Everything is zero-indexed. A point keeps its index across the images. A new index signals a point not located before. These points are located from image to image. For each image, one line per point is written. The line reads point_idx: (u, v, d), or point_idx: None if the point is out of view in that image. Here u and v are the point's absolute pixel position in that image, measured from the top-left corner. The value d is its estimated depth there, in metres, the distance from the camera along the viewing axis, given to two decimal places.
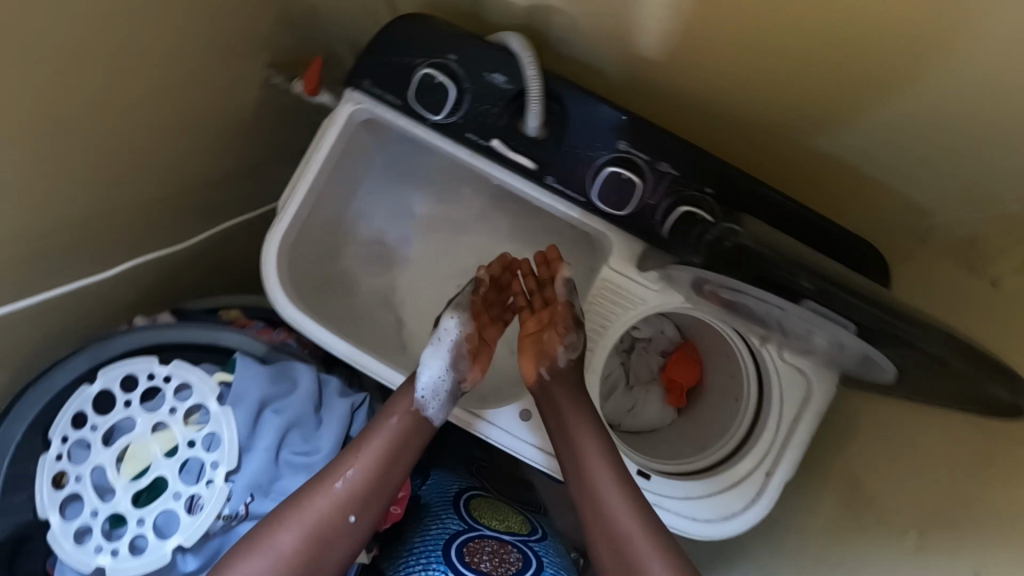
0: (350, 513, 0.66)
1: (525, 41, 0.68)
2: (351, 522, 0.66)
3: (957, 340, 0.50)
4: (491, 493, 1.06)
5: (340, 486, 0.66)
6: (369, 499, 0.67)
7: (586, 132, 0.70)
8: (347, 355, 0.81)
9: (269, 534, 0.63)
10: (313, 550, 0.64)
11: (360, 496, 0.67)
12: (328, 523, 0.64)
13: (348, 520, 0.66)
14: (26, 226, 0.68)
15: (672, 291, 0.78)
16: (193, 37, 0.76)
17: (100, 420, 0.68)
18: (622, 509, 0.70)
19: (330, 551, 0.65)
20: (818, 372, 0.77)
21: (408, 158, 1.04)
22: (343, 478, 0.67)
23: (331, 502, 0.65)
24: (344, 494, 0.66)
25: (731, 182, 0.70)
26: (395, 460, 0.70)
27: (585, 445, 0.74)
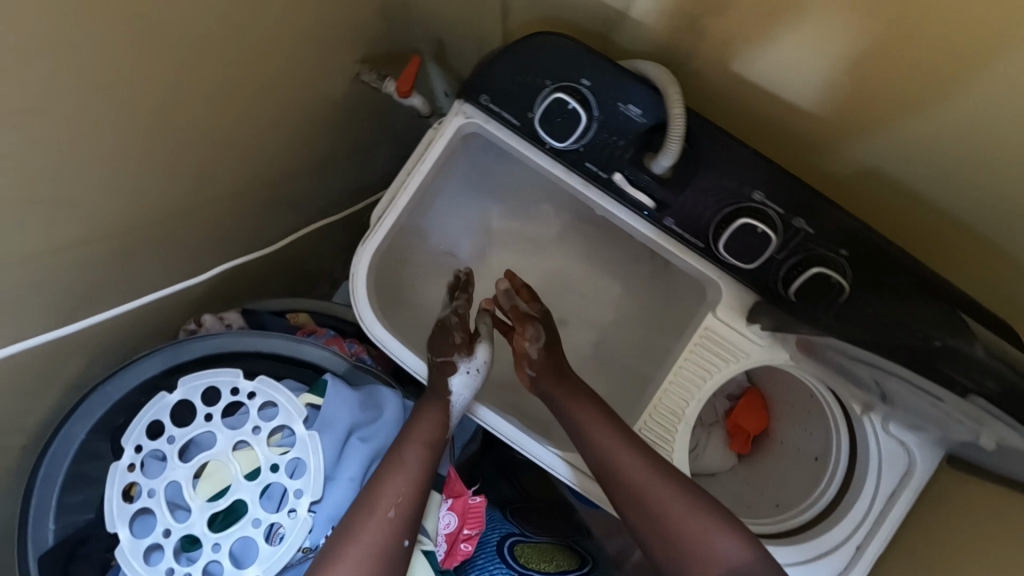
0: (404, 538, 0.61)
1: (672, 76, 0.63)
2: (405, 546, 0.61)
3: None
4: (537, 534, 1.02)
5: (392, 514, 0.61)
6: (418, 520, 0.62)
7: (720, 178, 0.66)
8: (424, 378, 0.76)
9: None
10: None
11: (413, 520, 0.62)
12: (384, 551, 0.59)
13: (404, 545, 0.61)
14: (120, 222, 0.63)
15: (781, 347, 0.73)
16: (300, 29, 0.71)
17: (178, 432, 0.64)
18: (674, 502, 0.65)
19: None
20: (923, 449, 0.74)
21: (495, 171, 0.96)
22: (394, 505, 0.61)
23: (383, 531, 0.60)
24: (397, 521, 0.61)
25: (876, 253, 0.64)
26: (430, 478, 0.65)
27: (615, 448, 0.69)
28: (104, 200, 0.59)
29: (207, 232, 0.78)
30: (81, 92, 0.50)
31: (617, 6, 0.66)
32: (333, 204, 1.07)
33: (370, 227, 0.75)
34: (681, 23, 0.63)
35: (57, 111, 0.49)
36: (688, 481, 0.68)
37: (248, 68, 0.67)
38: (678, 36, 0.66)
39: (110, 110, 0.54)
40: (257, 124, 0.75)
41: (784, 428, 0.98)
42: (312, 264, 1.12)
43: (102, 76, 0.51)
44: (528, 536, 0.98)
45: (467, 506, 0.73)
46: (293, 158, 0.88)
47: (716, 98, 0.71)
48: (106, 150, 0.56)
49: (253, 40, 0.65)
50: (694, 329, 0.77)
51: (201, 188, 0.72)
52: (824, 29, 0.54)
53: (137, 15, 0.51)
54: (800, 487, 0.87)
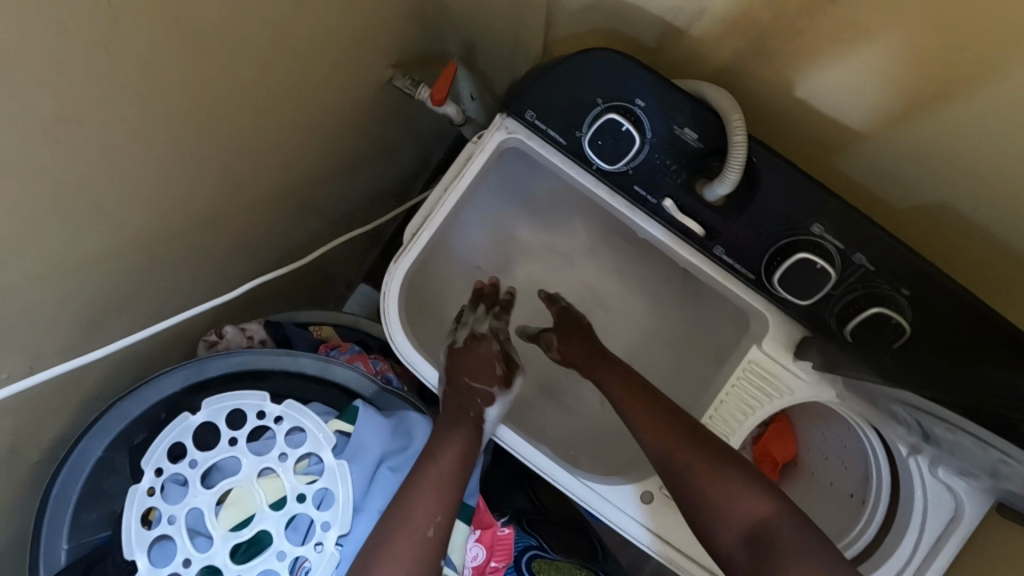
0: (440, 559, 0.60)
1: (732, 98, 0.59)
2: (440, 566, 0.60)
3: None
4: (555, 552, 1.01)
5: (431, 535, 0.60)
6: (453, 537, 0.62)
7: (779, 208, 0.63)
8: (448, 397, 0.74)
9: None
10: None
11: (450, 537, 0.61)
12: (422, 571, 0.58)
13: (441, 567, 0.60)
14: (145, 235, 0.60)
15: (827, 385, 0.70)
16: (335, 33, 0.67)
17: (200, 457, 0.61)
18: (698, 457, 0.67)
19: None
20: (971, 494, 0.70)
21: (529, 185, 0.92)
22: (434, 526, 0.60)
23: (421, 551, 0.59)
24: (435, 543, 0.60)
25: (939, 296, 0.60)
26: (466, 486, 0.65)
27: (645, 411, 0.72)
28: (135, 213, 0.56)
29: (232, 240, 0.75)
30: (119, 103, 0.47)
31: (675, 22, 0.63)
32: (355, 207, 1.04)
33: (403, 244, 0.72)
34: (745, 45, 0.60)
35: (93, 125, 0.46)
36: (714, 437, 0.69)
37: (283, 74, 0.64)
38: (738, 56, 0.62)
39: (146, 121, 0.50)
40: (288, 131, 0.72)
41: (816, 458, 0.94)
42: (330, 266, 1.09)
43: (140, 86, 0.48)
44: (547, 550, 0.98)
45: (495, 539, 0.71)
46: (320, 163, 0.85)
47: (770, 121, 0.68)
48: (139, 163, 0.53)
49: (291, 46, 0.62)
50: (737, 360, 0.74)
51: (230, 197, 0.69)
52: (906, 60, 0.50)
53: (180, 23, 0.47)
54: (833, 524, 0.84)
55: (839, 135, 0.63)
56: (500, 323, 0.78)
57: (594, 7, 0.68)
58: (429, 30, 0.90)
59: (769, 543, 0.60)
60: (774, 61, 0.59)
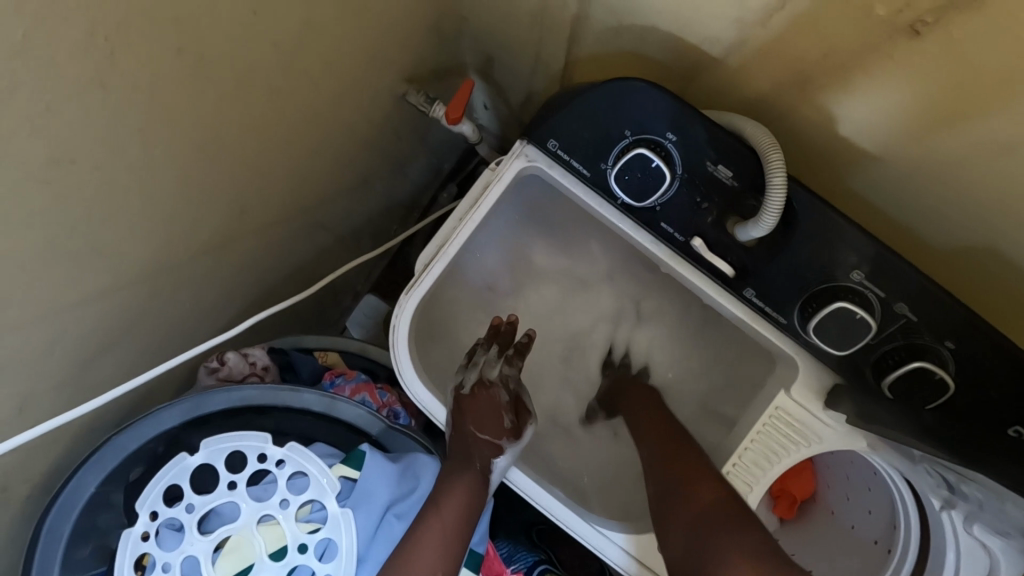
0: None
1: (770, 135, 0.54)
2: None
3: None
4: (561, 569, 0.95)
5: None
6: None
7: (817, 252, 0.59)
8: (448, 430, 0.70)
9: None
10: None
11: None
12: None
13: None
14: (145, 267, 0.56)
15: (857, 436, 0.66)
16: (347, 52, 0.63)
17: (198, 501, 0.58)
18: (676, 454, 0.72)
19: None
20: (1015, 562, 0.65)
21: (548, 208, 0.88)
22: None
23: None
24: None
25: (988, 352, 0.56)
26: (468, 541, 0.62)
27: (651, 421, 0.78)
28: (134, 247, 0.53)
29: (236, 264, 0.72)
30: (117, 139, 0.43)
31: (711, 50, 0.59)
32: (363, 221, 1.01)
33: (415, 276, 0.68)
34: (787, 80, 0.56)
35: (88, 163, 0.42)
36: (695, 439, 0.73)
37: (293, 97, 0.60)
38: (777, 90, 0.58)
39: (147, 154, 0.47)
40: (298, 152, 0.68)
41: (840, 498, 0.90)
42: (337, 279, 1.05)
43: (140, 120, 0.44)
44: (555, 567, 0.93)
45: None
46: (330, 181, 0.81)
47: (809, 155, 0.64)
48: (138, 197, 0.49)
49: (303, 68, 0.58)
50: (764, 403, 0.71)
51: (235, 222, 0.65)
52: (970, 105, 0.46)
53: (184, 54, 0.44)
54: (856, 573, 0.81)
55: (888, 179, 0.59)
56: (512, 368, 0.73)
57: (625, 31, 0.64)
58: (446, 43, 0.86)
59: (709, 530, 0.63)
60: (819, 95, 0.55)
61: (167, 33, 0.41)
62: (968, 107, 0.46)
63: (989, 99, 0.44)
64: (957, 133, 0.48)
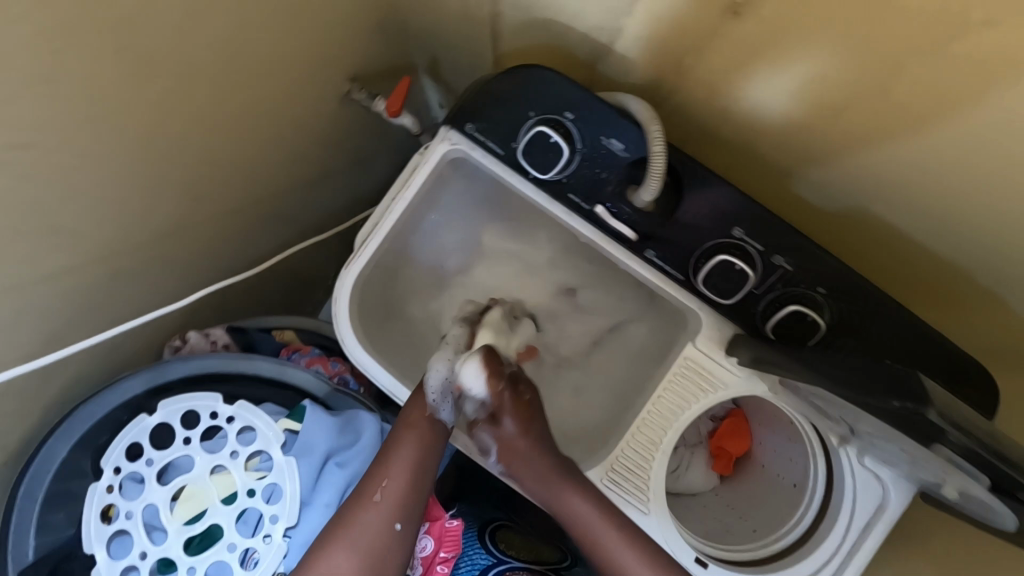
0: (395, 522, 0.63)
1: (651, 110, 0.63)
2: (397, 529, 0.63)
3: None
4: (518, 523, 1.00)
5: (378, 498, 0.64)
6: (411, 505, 0.65)
7: (703, 215, 0.67)
8: (387, 386, 0.77)
9: (317, 556, 0.61)
10: (373, 566, 0.62)
11: (403, 501, 0.64)
12: (376, 535, 0.62)
13: (394, 529, 0.63)
14: (104, 248, 0.63)
15: (757, 380, 0.74)
16: (291, 53, 0.70)
17: (156, 455, 0.64)
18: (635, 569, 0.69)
19: (384, 560, 0.63)
20: (897, 483, 0.75)
21: (491, 194, 0.92)
22: (380, 490, 0.64)
23: (373, 515, 0.63)
24: (385, 505, 0.64)
25: (852, 291, 0.66)
26: (427, 457, 0.67)
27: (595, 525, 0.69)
28: (90, 229, 0.59)
29: (192, 253, 0.77)
30: (65, 128, 0.50)
31: (610, 38, 0.65)
32: (329, 218, 1.06)
33: (354, 251, 0.76)
34: (674, 60, 0.62)
35: (41, 146, 0.49)
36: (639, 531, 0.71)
37: (233, 94, 0.66)
38: (669, 70, 0.65)
39: (94, 143, 0.54)
40: (246, 146, 0.74)
41: (768, 451, 0.98)
42: (310, 277, 1.11)
43: (87, 111, 0.51)
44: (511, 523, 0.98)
45: (444, 530, 0.75)
46: (286, 176, 0.86)
47: (707, 132, 0.71)
48: (92, 180, 0.56)
49: (243, 67, 0.64)
50: (675, 357, 0.78)
51: (192, 210, 0.72)
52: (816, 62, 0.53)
53: (123, 52, 0.50)
54: (777, 514, 0.88)
55: (776, 146, 0.66)
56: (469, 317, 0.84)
57: (539, 25, 0.71)
58: (395, 45, 0.91)
59: None
60: (704, 73, 0.62)
61: (105, 33, 0.48)
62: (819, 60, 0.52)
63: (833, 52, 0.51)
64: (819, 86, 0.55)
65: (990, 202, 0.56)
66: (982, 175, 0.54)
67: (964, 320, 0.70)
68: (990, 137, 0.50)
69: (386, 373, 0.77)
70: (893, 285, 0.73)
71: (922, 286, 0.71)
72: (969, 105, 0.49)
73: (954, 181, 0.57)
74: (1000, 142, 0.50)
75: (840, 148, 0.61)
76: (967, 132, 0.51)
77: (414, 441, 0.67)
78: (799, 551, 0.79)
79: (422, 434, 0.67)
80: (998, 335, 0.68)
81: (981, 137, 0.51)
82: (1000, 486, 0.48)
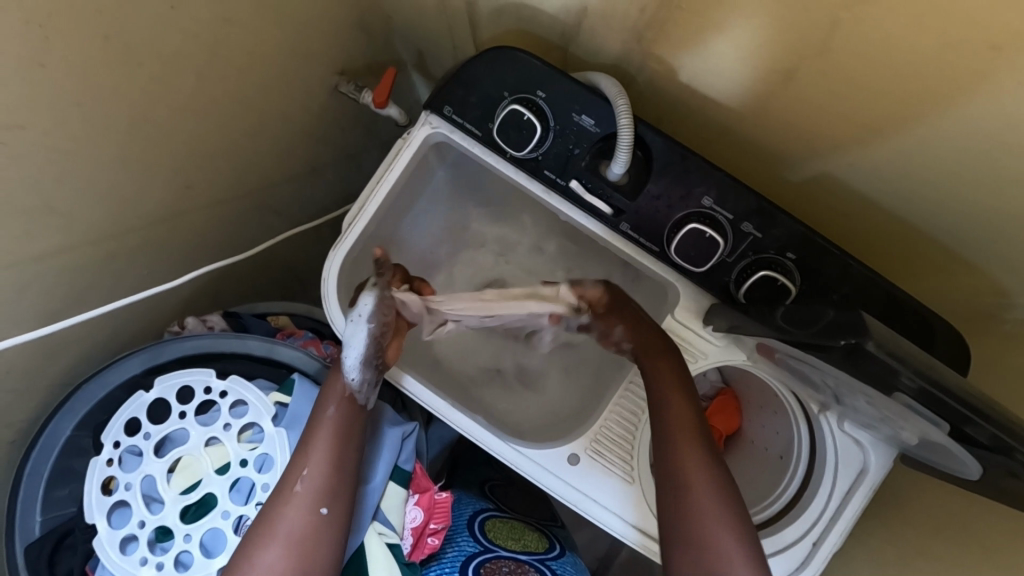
0: (321, 506, 0.66)
1: (617, 85, 0.67)
2: (324, 514, 0.66)
3: None
4: (508, 514, 0.98)
5: (299, 489, 0.66)
6: (334, 488, 0.67)
7: (671, 186, 0.70)
8: None
9: (248, 561, 0.63)
10: (303, 553, 0.65)
11: (323, 486, 0.67)
12: (304, 522, 0.65)
13: (321, 513, 0.66)
14: (98, 232, 0.66)
15: (736, 348, 0.75)
16: (273, 41, 0.73)
17: (154, 429, 0.69)
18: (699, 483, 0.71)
19: (318, 549, 0.65)
20: (877, 447, 0.76)
21: (476, 179, 0.96)
22: (300, 480, 0.67)
23: (299, 506, 0.66)
24: (307, 493, 0.66)
25: (820, 256, 0.68)
26: (349, 436, 0.70)
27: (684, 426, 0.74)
28: (85, 212, 0.63)
29: (182, 240, 0.80)
30: (58, 113, 0.54)
31: (581, 17, 0.67)
32: (320, 210, 1.08)
33: (341, 232, 0.78)
34: (643, 34, 0.64)
35: (35, 129, 0.53)
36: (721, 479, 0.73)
37: (219, 84, 0.69)
38: (640, 47, 0.67)
39: (86, 128, 0.57)
40: (234, 134, 0.77)
41: (756, 427, 0.97)
42: (303, 267, 1.13)
43: (76, 96, 0.54)
44: (501, 513, 0.95)
45: (432, 502, 0.79)
46: (275, 167, 0.89)
47: (682, 106, 0.73)
48: (85, 163, 0.60)
49: (225, 58, 0.67)
50: (656, 328, 0.79)
51: (182, 197, 0.75)
52: (770, 37, 0.55)
53: (110, 41, 0.54)
54: (762, 482, 0.89)
55: (746, 116, 0.67)
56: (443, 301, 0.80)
57: (513, 10, 0.73)
58: (378, 41, 0.93)
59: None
60: (670, 48, 0.64)
61: (94, 22, 0.51)
62: (775, 31, 0.54)
63: (784, 23, 0.52)
64: (774, 57, 0.56)
65: (950, 165, 0.57)
66: (938, 140, 0.56)
67: (934, 282, 0.72)
68: (940, 101, 0.52)
69: None
70: (868, 251, 0.75)
71: (892, 250, 0.72)
72: (918, 70, 0.50)
73: (911, 148, 0.58)
74: (950, 105, 0.52)
75: (799, 117, 0.63)
76: (919, 97, 0.53)
77: (334, 422, 0.70)
78: (785, 517, 0.80)
79: (341, 413, 0.70)
80: (973, 299, 0.70)
81: (931, 100, 0.52)
82: (953, 424, 0.49)
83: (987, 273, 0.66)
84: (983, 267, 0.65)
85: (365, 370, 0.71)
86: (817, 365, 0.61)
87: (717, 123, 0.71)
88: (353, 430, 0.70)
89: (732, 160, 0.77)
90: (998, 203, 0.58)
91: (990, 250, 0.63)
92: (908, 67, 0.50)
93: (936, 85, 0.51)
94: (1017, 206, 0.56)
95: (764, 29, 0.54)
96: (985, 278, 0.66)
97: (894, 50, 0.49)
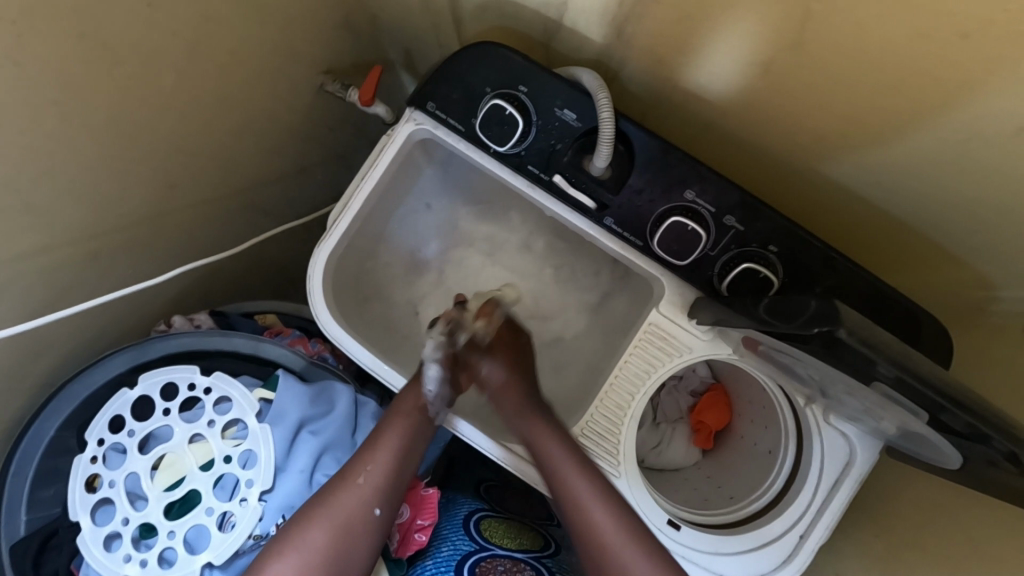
0: (374, 505, 0.69)
1: (598, 79, 0.67)
2: (375, 514, 0.69)
3: (1011, 427, 0.48)
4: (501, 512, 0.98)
5: (362, 481, 0.69)
6: (390, 490, 0.70)
7: (652, 180, 0.70)
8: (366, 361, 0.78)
9: (298, 534, 0.66)
10: (343, 540, 0.67)
11: (382, 486, 0.70)
12: (357, 515, 0.68)
13: (374, 513, 0.69)
14: (81, 230, 0.66)
15: (720, 342, 0.75)
16: (255, 38, 0.72)
17: (138, 427, 0.69)
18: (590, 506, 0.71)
19: (359, 541, 0.68)
20: (862, 438, 0.76)
21: (463, 176, 0.96)
22: (364, 473, 0.70)
23: (356, 497, 0.68)
24: (367, 488, 0.69)
25: (802, 248, 0.69)
26: (414, 443, 0.74)
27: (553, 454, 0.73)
28: (67, 209, 0.63)
29: (167, 238, 0.80)
30: (36, 110, 0.54)
31: (563, 10, 0.67)
32: (309, 209, 1.08)
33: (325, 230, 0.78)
34: (623, 27, 0.64)
35: (13, 127, 0.53)
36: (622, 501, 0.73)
37: (200, 80, 0.69)
38: (622, 41, 0.67)
39: (65, 125, 0.57)
40: (217, 132, 0.77)
41: (746, 423, 0.97)
42: (293, 266, 1.13)
43: (54, 93, 0.54)
44: (496, 512, 0.95)
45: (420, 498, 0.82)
46: (261, 166, 0.89)
47: (665, 100, 0.73)
48: (66, 161, 0.60)
49: (205, 54, 0.67)
50: (641, 323, 0.79)
51: (166, 193, 0.75)
52: (746, 28, 0.55)
53: (87, 37, 0.54)
54: (750, 476, 0.89)
55: (728, 108, 0.67)
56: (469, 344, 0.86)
57: (496, 6, 0.73)
58: (364, 39, 0.93)
59: None
60: (651, 42, 0.64)
61: (69, 18, 0.51)
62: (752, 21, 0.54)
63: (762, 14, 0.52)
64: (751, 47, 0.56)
65: (930, 156, 0.57)
66: (916, 130, 0.56)
67: (919, 274, 0.72)
68: (915, 92, 0.52)
69: (366, 348, 0.78)
70: (852, 244, 0.75)
71: (877, 243, 0.72)
72: (893, 59, 0.50)
73: (890, 139, 0.58)
74: (925, 95, 0.52)
75: (779, 109, 0.63)
76: (894, 87, 0.53)
77: (404, 426, 0.73)
78: (771, 511, 0.80)
79: (413, 421, 0.73)
80: (958, 290, 0.70)
81: (906, 90, 0.52)
82: (930, 412, 0.49)
83: (970, 265, 0.66)
84: (965, 258, 0.65)
85: (442, 388, 0.76)
86: (796, 356, 0.61)
87: (700, 116, 0.71)
88: (420, 440, 0.74)
89: (717, 154, 0.77)
90: (978, 192, 0.58)
91: (970, 240, 0.63)
92: (879, 58, 0.51)
93: (911, 75, 0.51)
94: (996, 194, 0.57)
95: (741, 20, 0.54)
96: (968, 270, 0.67)
97: (868, 39, 0.49)
